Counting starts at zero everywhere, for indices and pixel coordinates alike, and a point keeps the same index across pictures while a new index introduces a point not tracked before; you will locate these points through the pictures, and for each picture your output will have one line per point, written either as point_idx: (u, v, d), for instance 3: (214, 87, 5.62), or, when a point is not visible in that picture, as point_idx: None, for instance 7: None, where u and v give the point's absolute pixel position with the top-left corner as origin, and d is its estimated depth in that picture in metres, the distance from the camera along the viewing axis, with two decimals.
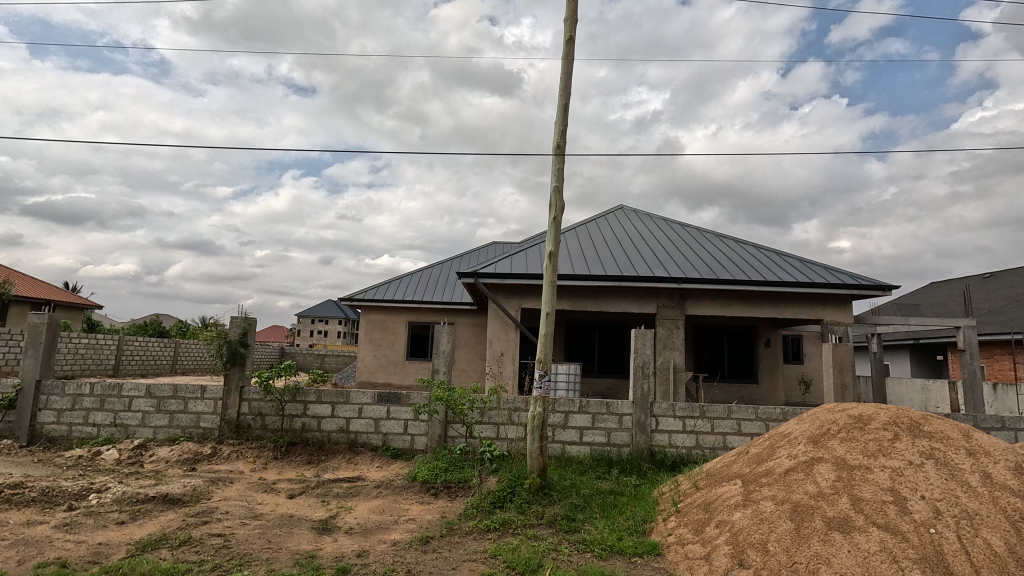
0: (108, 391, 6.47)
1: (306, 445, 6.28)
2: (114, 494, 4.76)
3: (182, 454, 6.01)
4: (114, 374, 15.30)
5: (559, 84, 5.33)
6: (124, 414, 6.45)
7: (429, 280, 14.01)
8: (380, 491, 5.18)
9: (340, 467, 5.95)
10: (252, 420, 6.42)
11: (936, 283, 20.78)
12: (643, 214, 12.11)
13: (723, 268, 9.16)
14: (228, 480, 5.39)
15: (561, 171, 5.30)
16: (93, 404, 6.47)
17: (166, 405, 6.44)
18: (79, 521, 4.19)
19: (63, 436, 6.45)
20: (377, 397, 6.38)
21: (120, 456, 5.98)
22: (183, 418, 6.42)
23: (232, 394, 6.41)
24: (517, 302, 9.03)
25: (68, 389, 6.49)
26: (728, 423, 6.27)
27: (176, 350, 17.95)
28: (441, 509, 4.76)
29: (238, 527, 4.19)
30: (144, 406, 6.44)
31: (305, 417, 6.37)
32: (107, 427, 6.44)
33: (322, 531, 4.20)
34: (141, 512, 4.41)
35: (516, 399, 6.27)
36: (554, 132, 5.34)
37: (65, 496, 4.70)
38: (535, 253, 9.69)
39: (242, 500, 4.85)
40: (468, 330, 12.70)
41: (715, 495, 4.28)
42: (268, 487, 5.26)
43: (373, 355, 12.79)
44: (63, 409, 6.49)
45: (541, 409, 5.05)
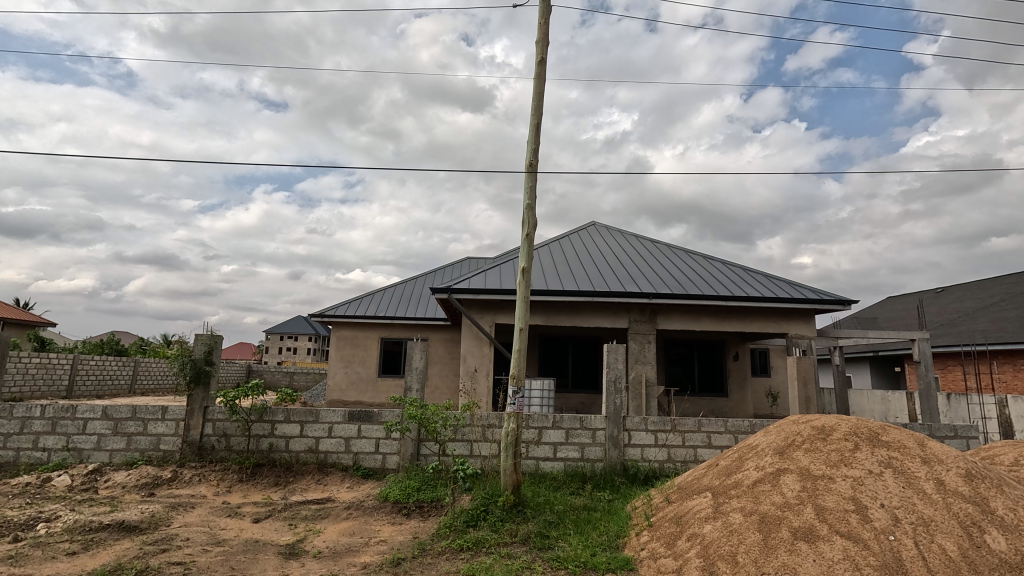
0: (61, 413, 6.16)
1: (273, 466, 6.09)
2: (65, 522, 4.51)
3: (140, 478, 5.73)
4: (67, 396, 14.56)
5: (531, 104, 5.44)
6: (78, 438, 6.14)
7: (402, 295, 13.89)
8: (350, 512, 5.05)
9: (308, 488, 5.79)
10: (216, 441, 6.20)
11: (891, 297, 21.78)
12: (614, 230, 12.32)
13: (693, 283, 9.40)
14: (189, 505, 5.16)
15: (534, 188, 5.38)
16: (44, 427, 6.14)
17: (124, 427, 6.17)
18: (26, 553, 3.95)
19: (10, 462, 6.09)
20: (347, 415, 6.24)
21: (72, 482, 5.68)
22: (142, 440, 6.16)
23: (195, 415, 6.19)
24: (491, 318, 9.03)
25: (17, 412, 6.15)
26: (699, 436, 6.38)
27: (134, 368, 17.18)
28: (413, 529, 4.68)
29: (200, 554, 4.02)
30: (100, 429, 6.15)
31: (273, 437, 6.19)
32: (59, 451, 6.12)
33: (289, 556, 4.07)
34: (94, 542, 4.19)
35: (490, 416, 6.24)
36: (526, 150, 5.44)
37: (10, 527, 4.42)
38: (509, 268, 9.74)
39: (204, 525, 4.66)
40: (442, 345, 12.62)
41: (687, 508, 4.32)
42: (232, 512, 5.06)
43: (344, 373, 12.55)
44: (10, 433, 6.13)
45: (515, 426, 5.04)
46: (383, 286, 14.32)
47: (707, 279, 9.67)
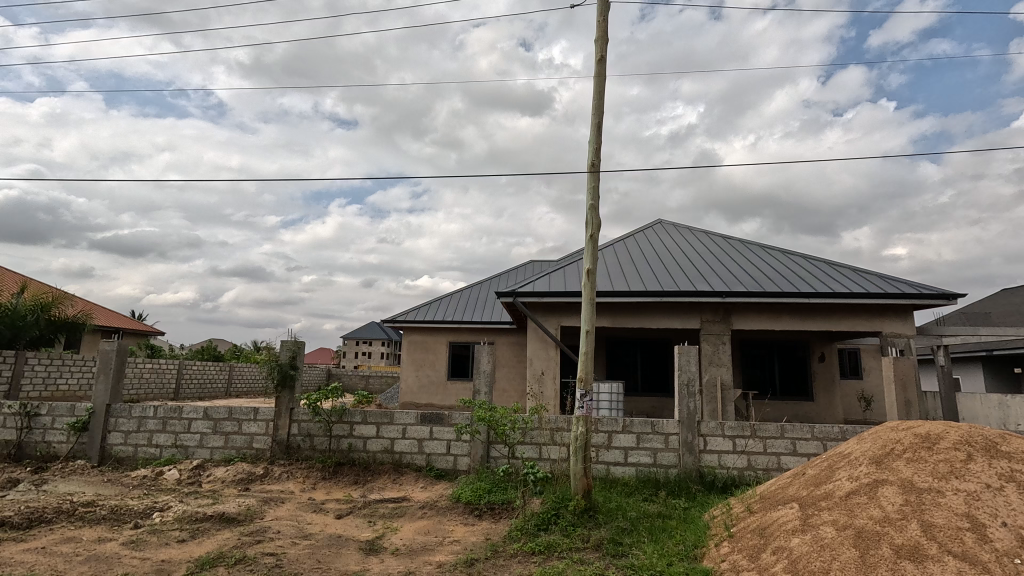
0: (170, 413, 6.83)
1: (352, 465, 6.41)
2: (175, 512, 5.00)
3: (237, 474, 6.24)
4: (174, 398, 16.14)
5: (592, 103, 5.38)
6: (184, 436, 6.77)
7: (468, 300, 14.16)
8: (425, 512, 5.20)
9: (385, 487, 6.04)
10: (301, 440, 6.62)
11: (1006, 290, 19.38)
12: (682, 227, 11.89)
13: (770, 280, 8.86)
14: (279, 500, 5.55)
15: (597, 188, 5.31)
16: (157, 425, 6.83)
17: (222, 427, 6.74)
18: (144, 538, 4.41)
19: (130, 457, 6.80)
20: (420, 417, 6.45)
21: (180, 476, 6.28)
22: (238, 439, 6.69)
23: (282, 416, 6.65)
24: (557, 320, 9.00)
25: (134, 412, 6.87)
26: (782, 443, 5.99)
27: (230, 373, 18.71)
28: (486, 531, 4.74)
29: (290, 546, 4.31)
30: (202, 428, 6.75)
31: (351, 438, 6.52)
32: (169, 447, 6.78)
33: (369, 552, 4.26)
34: (200, 531, 4.61)
35: (558, 419, 6.21)
36: (588, 151, 5.38)
37: (132, 514, 4.96)
38: (573, 270, 9.67)
39: (293, 519, 4.99)
40: (508, 349, 12.74)
41: (771, 520, 4.07)
42: (317, 507, 5.38)
43: (415, 376, 12.98)
44: (129, 431, 6.85)
45: (583, 430, 4.97)
46: (450, 292, 14.69)
47: (786, 275, 9.08)
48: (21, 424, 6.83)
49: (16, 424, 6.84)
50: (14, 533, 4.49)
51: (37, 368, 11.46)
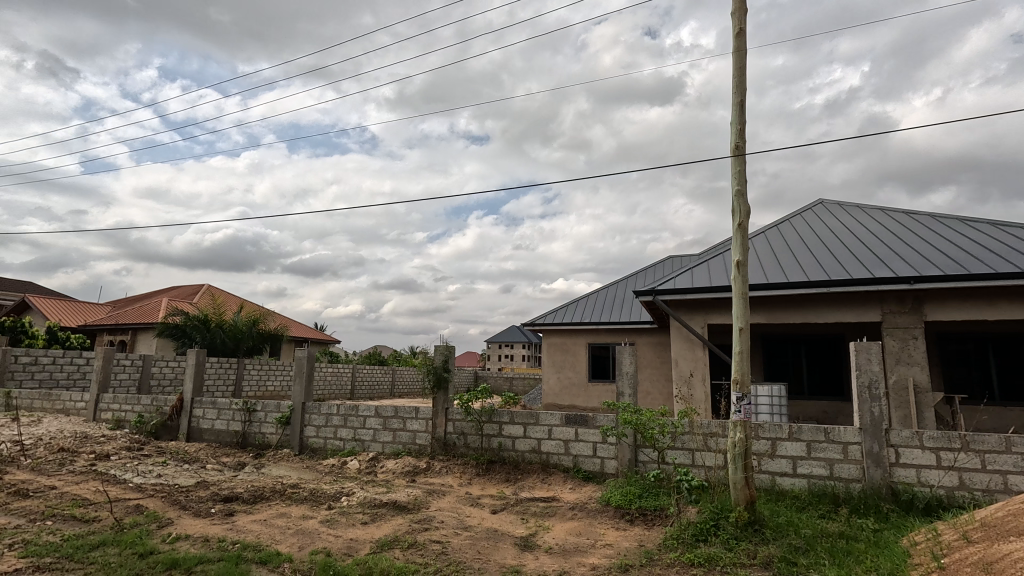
0: (349, 410, 7.84)
1: (503, 463, 6.72)
2: (358, 498, 5.74)
3: (404, 466, 6.95)
4: (351, 397, 18.53)
5: (732, 81, 4.97)
6: (361, 431, 7.72)
7: (605, 300, 13.98)
8: (575, 512, 5.25)
9: (535, 486, 6.22)
10: (456, 438, 7.14)
11: None
12: (851, 206, 10.35)
13: (978, 259, 7.27)
14: (441, 492, 6.04)
15: (743, 172, 4.88)
16: (340, 421, 7.89)
17: (390, 423, 7.56)
18: (336, 518, 5.13)
19: (321, 447, 7.95)
20: (565, 419, 6.53)
21: (360, 466, 7.19)
22: (404, 435, 7.44)
23: (439, 415, 7.24)
24: (703, 318, 8.43)
25: (323, 409, 8.02)
26: (1009, 459, 4.86)
27: (393, 375, 20.92)
28: (639, 537, 4.61)
29: (453, 535, 4.67)
30: (374, 424, 7.65)
31: (501, 437, 6.85)
32: (349, 441, 7.78)
33: (524, 548, 4.43)
34: (378, 515, 5.22)
35: (711, 423, 5.81)
36: (730, 133, 4.98)
37: (325, 497, 5.82)
38: (719, 263, 8.99)
39: (454, 511, 5.40)
40: (650, 349, 12.29)
41: (1000, 553, 3.32)
42: (474, 501, 5.74)
43: (557, 378, 13.17)
44: (320, 425, 8.02)
45: (742, 436, 4.58)
46: (587, 293, 14.64)
47: (1002, 252, 7.38)
48: (244, 417, 8.41)
49: (241, 417, 8.44)
50: (245, 506, 5.55)
51: (252, 372, 14.02)
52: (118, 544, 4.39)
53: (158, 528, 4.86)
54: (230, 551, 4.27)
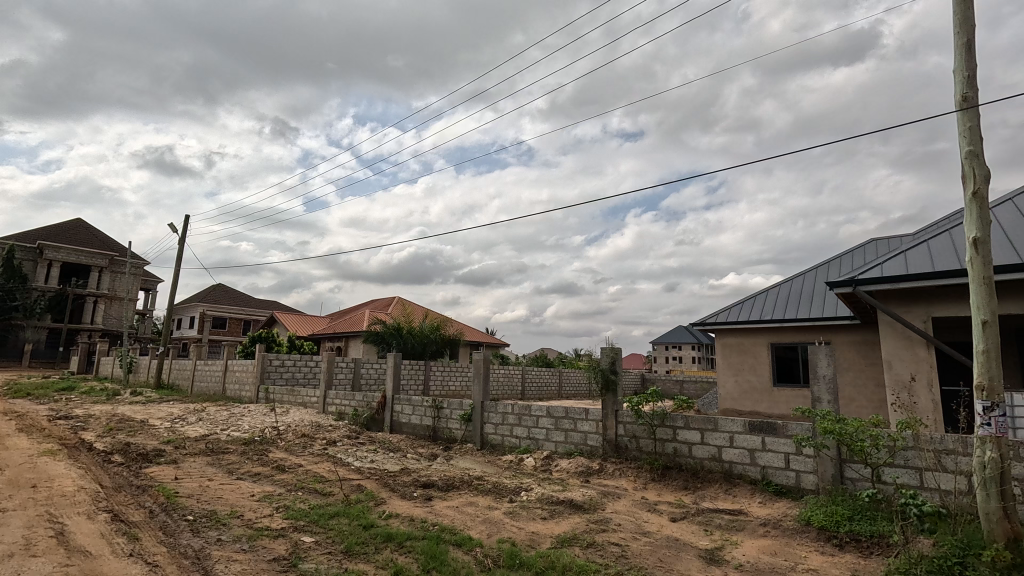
0: (523, 410, 8.26)
1: (680, 470, 6.42)
2: (536, 493, 6.01)
3: (578, 466, 7.07)
4: (522, 398, 19.50)
5: (953, 19, 4.07)
6: (535, 430, 8.07)
7: (790, 294, 12.43)
8: (767, 530, 4.77)
9: (717, 497, 5.80)
10: (628, 441, 7.03)
11: None
12: None
13: None
14: (616, 495, 6.00)
15: (976, 128, 3.95)
16: (514, 419, 8.35)
17: (562, 424, 7.76)
18: (518, 511, 5.46)
19: (500, 443, 8.49)
20: (748, 426, 5.98)
21: (536, 463, 7.52)
22: (575, 435, 7.58)
23: (609, 417, 7.22)
24: (924, 311, 6.98)
25: (499, 408, 8.58)
26: None
27: (560, 377, 21.44)
28: (852, 566, 3.99)
29: (631, 540, 4.61)
30: (547, 424, 7.93)
31: (676, 442, 6.54)
32: (524, 439, 8.18)
33: (710, 561, 4.17)
34: (557, 512, 5.41)
35: (945, 438, 4.77)
36: (954, 83, 4.07)
37: (507, 490, 6.22)
38: (944, 242, 7.36)
39: (631, 515, 5.33)
40: (852, 349, 10.57)
41: None
42: (652, 507, 5.59)
43: (735, 381, 12.08)
44: (498, 422, 8.58)
45: (996, 456, 3.68)
46: (766, 287, 13.20)
47: None
48: (434, 414, 9.44)
49: (431, 413, 9.50)
50: (440, 492, 6.23)
51: (437, 374, 15.64)
52: (348, 515, 5.29)
53: (375, 505, 5.73)
54: (431, 531, 4.84)
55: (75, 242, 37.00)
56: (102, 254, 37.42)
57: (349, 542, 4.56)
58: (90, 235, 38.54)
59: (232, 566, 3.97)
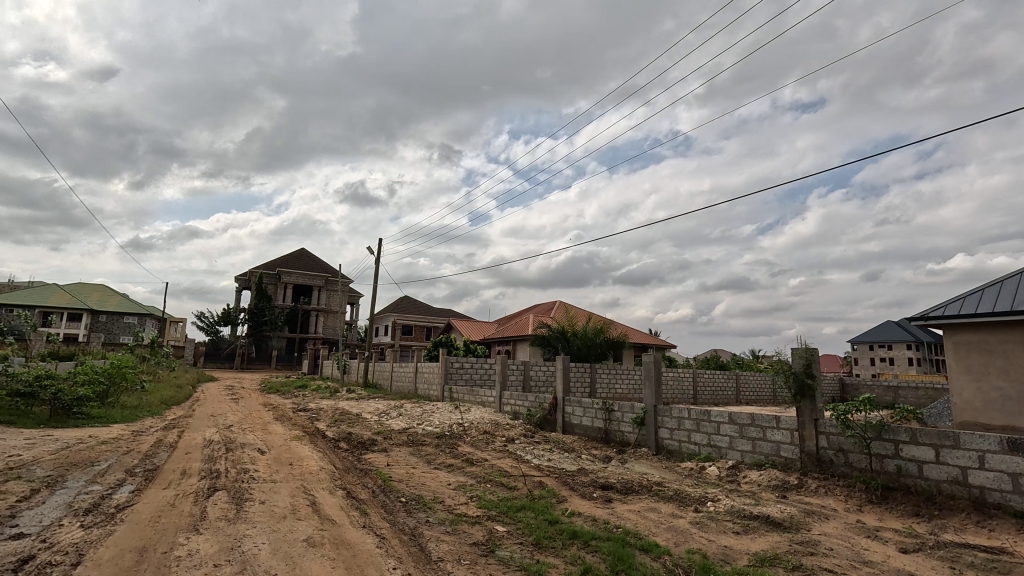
0: (701, 415, 7.79)
1: (908, 493, 5.41)
2: (725, 505, 5.62)
3: (771, 480, 6.41)
4: (694, 402, 18.39)
5: None
6: (716, 437, 7.54)
7: None
8: None
9: (965, 530, 4.75)
10: (834, 455, 6.17)
11: None
12: None
13: None
14: (823, 515, 5.30)
15: None
16: (692, 425, 7.90)
17: (748, 432, 7.13)
18: (706, 522, 5.17)
19: (676, 450, 8.09)
20: (1007, 444, 4.80)
21: (720, 473, 7.02)
22: (765, 445, 6.90)
23: (807, 426, 6.42)
24: None
25: (674, 412, 8.20)
26: None
27: (737, 382, 19.66)
28: None
29: (849, 569, 4.03)
30: (730, 431, 7.35)
31: (899, 460, 5.53)
32: (705, 446, 7.69)
33: None
34: (751, 528, 4.99)
35: None
36: None
37: (691, 499, 5.93)
38: None
39: (844, 540, 4.66)
40: None
41: None
42: (872, 533, 4.81)
43: (976, 388, 9.31)
44: (673, 427, 8.17)
45: None
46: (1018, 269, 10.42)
47: None
48: (605, 416, 9.43)
49: (603, 416, 9.51)
50: (619, 495, 6.21)
51: (603, 376, 15.60)
52: (534, 509, 5.59)
53: (557, 502, 5.95)
54: (616, 533, 4.86)
55: (301, 267, 45.56)
56: (320, 275, 45.42)
57: (538, 535, 4.81)
58: (311, 260, 47.11)
59: (441, 545, 4.49)
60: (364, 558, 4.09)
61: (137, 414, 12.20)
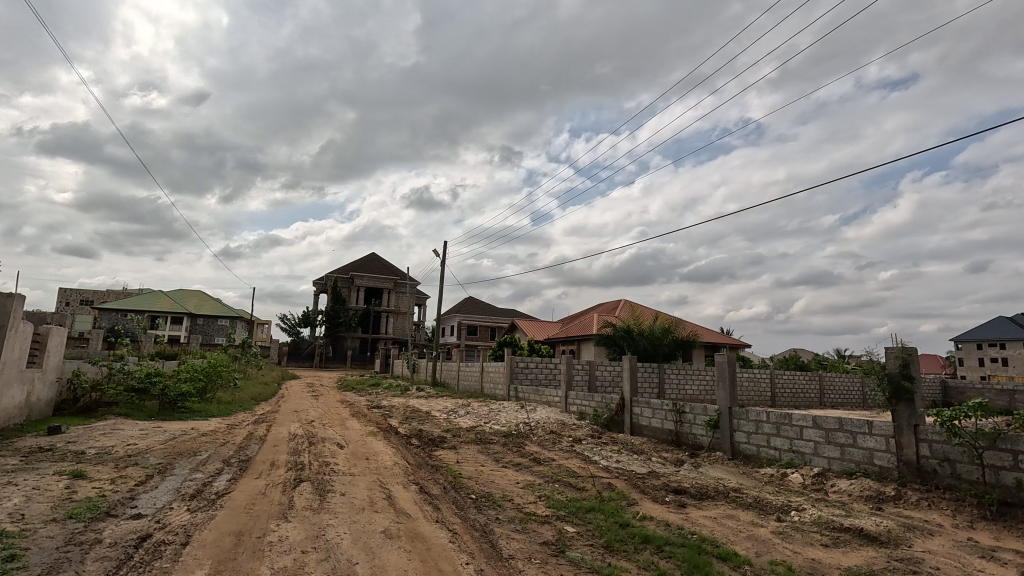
0: (781, 418, 7.33)
1: None
2: (811, 515, 5.26)
3: (864, 490, 5.91)
4: (772, 405, 17.38)
5: None
6: (799, 442, 7.07)
7: None
8: None
9: None
10: (938, 465, 5.60)
11: None
12: None
13: None
14: (927, 530, 4.82)
15: None
16: (772, 429, 7.46)
17: (836, 438, 6.63)
18: (790, 532, 4.87)
19: (755, 455, 7.67)
20: None
21: (804, 481, 6.57)
22: (856, 452, 6.38)
23: (905, 433, 5.87)
24: None
25: (751, 415, 7.78)
26: None
27: (821, 384, 18.34)
28: None
29: None
30: (815, 436, 6.87)
31: (1019, 473, 4.93)
32: (787, 451, 7.23)
33: None
34: (842, 540, 4.64)
35: None
36: None
37: (773, 507, 5.60)
38: None
39: (953, 559, 4.22)
40: None
41: None
42: (986, 553, 4.32)
43: None
44: (751, 431, 7.77)
45: None
46: None
47: None
48: (676, 418, 9.12)
49: (673, 417, 9.20)
50: (693, 500, 5.98)
51: (673, 377, 15.09)
52: (604, 511, 5.51)
53: (628, 505, 5.83)
54: (691, 539, 4.68)
55: (372, 270, 47.67)
56: (389, 278, 47.37)
57: (609, 538, 4.73)
58: (381, 264, 49.19)
59: (511, 543, 4.54)
60: (438, 551, 4.21)
61: (231, 409, 13.29)
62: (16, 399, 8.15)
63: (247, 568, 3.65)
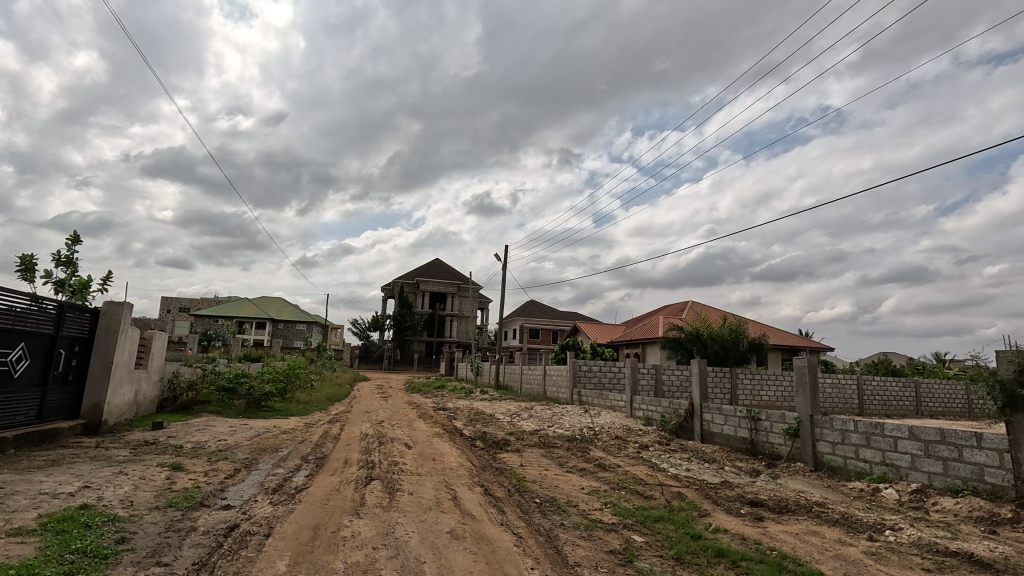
0: (871, 428, 6.71)
1: None
2: (910, 536, 4.77)
3: (974, 510, 5.28)
4: (861, 414, 16.03)
5: None
6: (893, 455, 6.44)
7: None
8: None
9: None
10: None
11: None
12: None
13: None
14: None
15: None
16: (860, 440, 6.84)
17: (937, 450, 5.99)
18: (885, 554, 4.43)
19: (841, 467, 7.07)
20: None
21: (900, 497, 5.97)
22: (962, 468, 5.74)
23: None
24: None
25: (836, 424, 7.19)
26: None
27: (918, 391, 16.72)
28: None
29: None
30: (912, 448, 6.23)
31: None
32: (878, 464, 6.60)
33: None
34: (947, 566, 4.17)
35: None
36: None
37: (863, 525, 5.13)
38: None
39: None
40: None
41: None
42: None
43: None
44: (835, 442, 7.17)
45: None
46: None
47: None
48: (750, 425, 8.62)
49: (747, 425, 8.69)
50: (772, 514, 5.60)
51: (745, 382, 14.31)
52: (673, 521, 5.29)
53: (699, 516, 5.55)
54: (770, 556, 4.38)
55: (436, 276, 48.82)
56: (453, 283, 48.39)
57: (679, 549, 4.53)
58: (445, 269, 50.42)
59: (577, 550, 4.46)
60: (503, 555, 4.21)
61: (307, 408, 14.09)
62: (126, 397, 9.07)
63: (323, 562, 3.82)
